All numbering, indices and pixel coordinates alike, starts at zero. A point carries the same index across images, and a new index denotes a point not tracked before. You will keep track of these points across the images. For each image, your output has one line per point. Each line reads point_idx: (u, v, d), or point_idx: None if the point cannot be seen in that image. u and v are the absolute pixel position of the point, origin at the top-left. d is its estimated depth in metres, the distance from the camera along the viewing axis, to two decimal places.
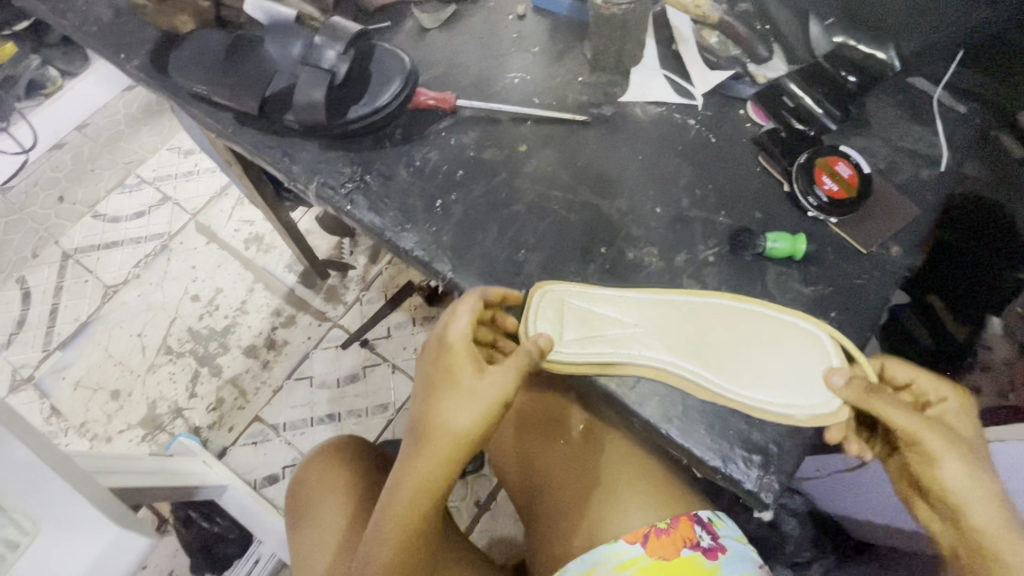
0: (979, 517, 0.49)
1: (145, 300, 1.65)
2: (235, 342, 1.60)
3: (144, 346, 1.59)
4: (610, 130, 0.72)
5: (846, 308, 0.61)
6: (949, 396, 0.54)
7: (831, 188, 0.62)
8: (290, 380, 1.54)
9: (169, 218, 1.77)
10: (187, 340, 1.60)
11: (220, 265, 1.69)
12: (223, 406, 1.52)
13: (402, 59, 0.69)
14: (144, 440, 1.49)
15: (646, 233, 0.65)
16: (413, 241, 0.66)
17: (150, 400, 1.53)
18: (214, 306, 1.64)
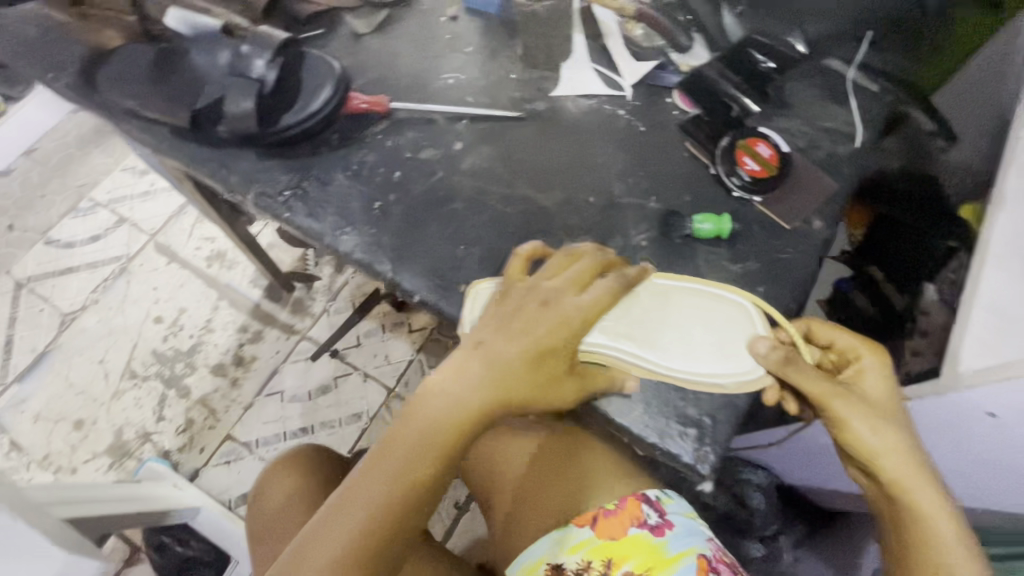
0: (895, 471, 0.53)
1: (106, 324, 1.61)
2: (201, 361, 1.56)
3: (107, 372, 1.55)
4: (544, 124, 0.73)
5: (771, 282, 0.63)
6: (866, 357, 0.56)
7: (752, 168, 0.66)
8: (261, 397, 1.52)
9: (126, 240, 1.73)
10: (152, 362, 1.56)
11: (183, 285, 1.66)
12: (194, 426, 1.49)
13: (330, 63, 0.70)
14: (111, 469, 1.44)
15: (580, 221, 0.67)
16: (354, 244, 0.67)
17: (116, 427, 1.49)
18: (177, 326, 1.61)
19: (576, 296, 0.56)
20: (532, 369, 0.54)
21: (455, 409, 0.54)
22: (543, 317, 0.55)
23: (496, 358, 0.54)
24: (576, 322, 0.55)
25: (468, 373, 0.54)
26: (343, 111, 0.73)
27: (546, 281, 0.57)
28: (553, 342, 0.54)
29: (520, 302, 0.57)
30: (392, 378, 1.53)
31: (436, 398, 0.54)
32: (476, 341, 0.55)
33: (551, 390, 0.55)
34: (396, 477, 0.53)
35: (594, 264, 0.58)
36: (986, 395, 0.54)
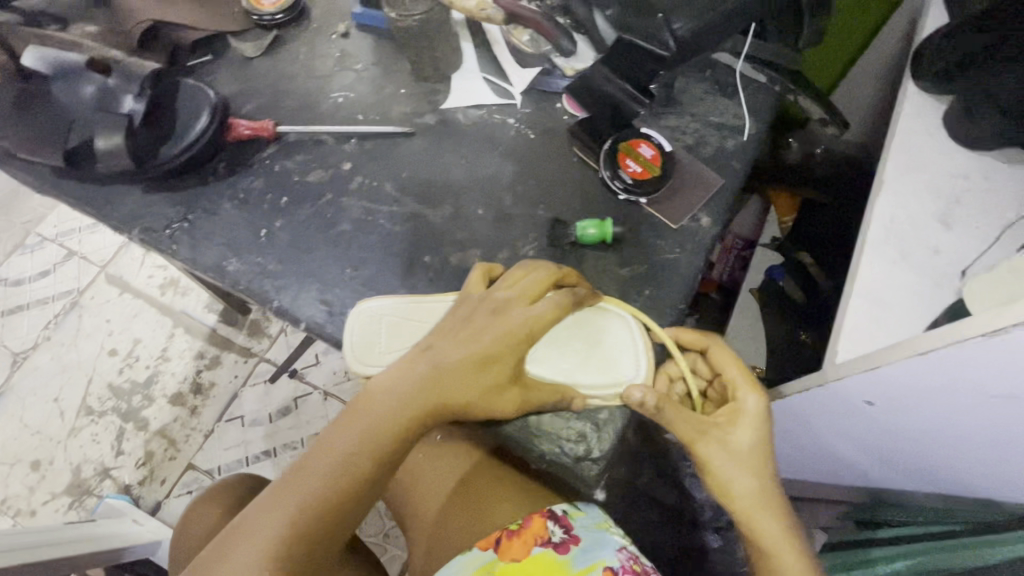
0: (765, 529, 0.49)
1: (62, 362, 1.36)
2: (160, 391, 1.33)
3: (63, 411, 1.32)
4: (435, 138, 0.72)
5: (658, 284, 0.63)
6: (745, 393, 0.53)
7: (634, 170, 0.65)
8: (222, 423, 1.31)
9: (73, 271, 1.46)
10: (108, 397, 1.32)
11: (136, 314, 1.41)
12: (153, 459, 1.27)
13: (207, 93, 0.69)
14: (67, 512, 1.22)
15: (469, 235, 0.66)
16: (242, 275, 0.66)
17: (74, 464, 1.27)
18: (132, 358, 1.36)
19: (526, 308, 0.53)
20: (477, 375, 0.50)
21: (393, 414, 0.48)
22: (494, 323, 0.52)
23: (443, 362, 0.50)
24: (523, 332, 0.51)
25: (412, 377, 0.49)
26: (228, 139, 0.71)
27: (501, 290, 0.54)
28: (501, 350, 0.51)
29: (471, 309, 0.53)
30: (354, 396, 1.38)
31: (375, 401, 0.49)
32: (423, 346, 0.51)
33: (492, 400, 0.51)
34: (324, 486, 0.46)
35: (546, 277, 0.55)
36: (856, 385, 0.52)
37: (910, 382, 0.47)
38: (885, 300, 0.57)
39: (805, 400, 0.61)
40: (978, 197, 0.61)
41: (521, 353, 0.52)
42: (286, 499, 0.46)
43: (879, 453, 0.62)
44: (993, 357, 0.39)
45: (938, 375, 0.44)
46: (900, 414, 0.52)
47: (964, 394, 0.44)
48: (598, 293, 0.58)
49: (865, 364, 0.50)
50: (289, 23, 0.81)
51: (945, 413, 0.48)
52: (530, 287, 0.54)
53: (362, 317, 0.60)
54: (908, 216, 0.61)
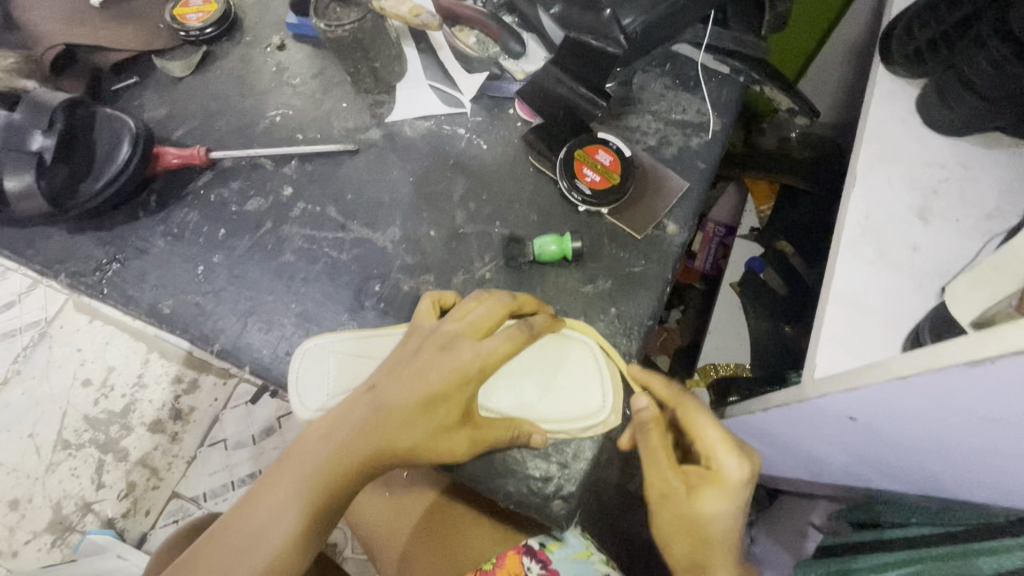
0: None
1: (31, 395, 1.20)
2: (138, 419, 1.18)
3: (38, 447, 1.16)
4: (380, 154, 0.68)
5: (625, 300, 0.59)
6: (719, 461, 0.46)
7: (593, 179, 0.61)
8: (205, 448, 1.15)
9: (42, 301, 1.28)
10: (86, 428, 1.17)
11: (109, 340, 1.24)
12: (136, 489, 1.12)
13: (125, 121, 0.63)
14: (53, 549, 1.09)
15: (421, 259, 0.62)
16: (180, 317, 0.61)
17: (54, 502, 1.13)
18: (108, 387, 1.20)
19: (475, 341, 0.47)
20: (421, 417, 0.45)
21: (330, 462, 0.44)
22: (439, 359, 0.46)
23: (386, 402, 0.46)
24: (473, 370, 0.46)
25: (351, 420, 0.46)
26: (157, 170, 0.66)
27: (451, 321, 0.49)
28: (447, 388, 0.46)
29: (418, 343, 0.49)
30: None
31: (312, 449, 0.45)
32: (369, 386, 0.47)
33: (440, 443, 0.46)
34: (255, 541, 0.43)
35: (501, 305, 0.50)
36: (837, 403, 0.49)
37: (891, 403, 0.43)
38: (865, 305, 0.53)
39: (788, 411, 0.58)
40: (957, 187, 0.58)
41: (473, 391, 0.47)
42: (216, 553, 0.43)
43: (864, 460, 0.59)
44: (978, 386, 0.35)
45: (922, 400, 0.40)
46: (882, 430, 0.49)
47: (948, 420, 0.40)
48: (558, 319, 0.53)
49: (845, 384, 0.46)
50: (220, 37, 0.75)
51: (931, 434, 0.44)
52: (485, 316, 0.49)
53: (307, 356, 0.56)
54: (886, 212, 0.57)
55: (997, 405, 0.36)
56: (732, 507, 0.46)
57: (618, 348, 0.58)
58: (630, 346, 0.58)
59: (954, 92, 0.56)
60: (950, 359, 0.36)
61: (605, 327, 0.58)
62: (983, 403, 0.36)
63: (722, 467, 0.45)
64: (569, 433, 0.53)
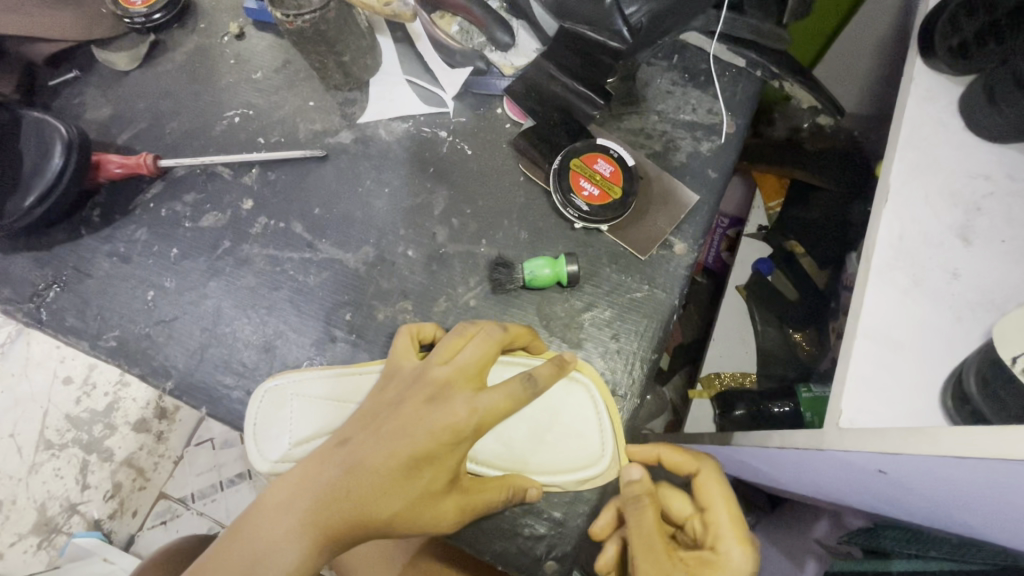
0: None
1: (11, 392, 1.01)
2: (120, 420, 1.02)
3: (21, 445, 0.99)
4: (352, 160, 0.60)
5: (626, 331, 0.53)
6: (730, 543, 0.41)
7: (591, 193, 0.54)
8: (190, 449, 1.00)
9: None
10: (69, 427, 1.00)
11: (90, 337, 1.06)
12: (121, 490, 0.97)
13: (55, 126, 0.55)
14: (38, 555, 0.94)
15: (399, 283, 0.55)
16: (127, 350, 0.55)
17: (43, 500, 0.97)
18: (90, 385, 1.03)
19: (471, 392, 0.40)
20: (404, 481, 0.38)
21: (291, 534, 0.36)
22: (428, 414, 0.39)
23: (361, 464, 0.37)
24: (468, 429, 0.39)
25: (318, 482, 0.37)
26: (100, 180, 0.59)
27: (438, 365, 0.41)
28: (436, 449, 0.38)
29: (402, 390, 0.41)
30: None
31: (272, 515, 0.36)
32: (338, 441, 0.39)
33: (424, 510, 0.39)
34: None
35: (495, 344, 0.43)
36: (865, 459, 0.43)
37: (932, 473, 0.37)
38: (896, 342, 0.47)
39: (800, 453, 0.52)
40: (1002, 202, 0.51)
41: (465, 449, 0.40)
42: None
43: (878, 498, 0.54)
44: None
45: (973, 479, 0.34)
46: (915, 488, 0.43)
47: (1005, 502, 0.34)
48: (564, 363, 0.45)
49: (880, 446, 0.40)
50: (170, 24, 0.67)
51: (975, 503, 0.38)
52: (481, 358, 0.42)
53: (266, 398, 0.50)
54: (923, 231, 0.50)
55: None
56: None
57: (620, 386, 0.52)
58: (632, 383, 0.52)
59: (1006, 92, 0.49)
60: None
61: (604, 362, 0.52)
62: None
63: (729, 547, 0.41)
64: (564, 488, 0.48)
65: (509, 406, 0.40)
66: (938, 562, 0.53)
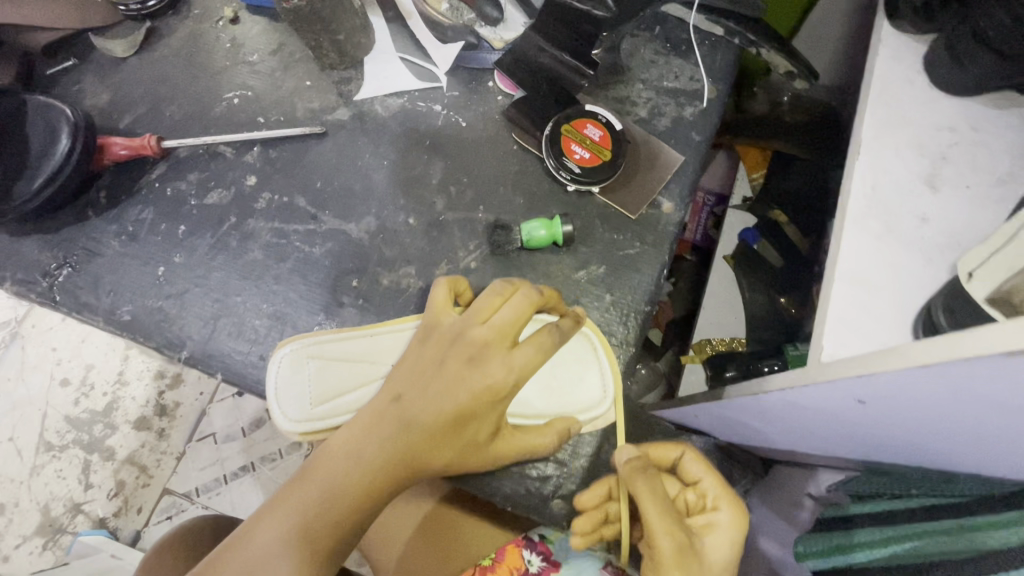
0: None
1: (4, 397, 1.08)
2: (120, 417, 1.06)
3: (20, 449, 1.04)
4: (351, 137, 0.62)
5: (619, 287, 0.56)
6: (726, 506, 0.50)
7: (582, 156, 0.56)
8: (194, 443, 1.04)
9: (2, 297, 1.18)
10: (69, 428, 1.04)
11: (83, 337, 1.11)
12: (126, 488, 1.01)
13: (61, 110, 0.56)
14: (45, 552, 0.98)
15: (401, 251, 0.57)
16: (141, 325, 0.57)
17: (42, 503, 1.01)
18: (88, 385, 1.07)
19: (507, 354, 0.43)
20: (452, 434, 0.42)
21: (357, 481, 0.41)
22: (468, 376, 0.42)
23: (414, 421, 0.42)
24: (505, 386, 0.42)
25: (377, 436, 0.42)
26: (105, 162, 0.60)
27: (477, 325, 0.43)
28: (476, 406, 0.42)
29: (443, 350, 0.43)
30: None
31: (341, 461, 0.41)
32: (390, 398, 0.43)
33: (470, 457, 0.44)
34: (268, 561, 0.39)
35: (527, 305, 0.44)
36: (844, 388, 0.46)
37: (904, 390, 0.41)
38: (871, 283, 0.51)
39: (788, 395, 0.55)
40: (966, 152, 0.54)
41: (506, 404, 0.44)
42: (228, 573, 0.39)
43: (862, 438, 0.57)
44: (1014, 376, 0.32)
45: (940, 388, 0.37)
46: (892, 413, 0.47)
47: (972, 408, 0.37)
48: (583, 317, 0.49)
49: (855, 371, 0.43)
50: (164, 10, 0.68)
51: (943, 419, 0.42)
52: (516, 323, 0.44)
53: (282, 364, 0.52)
54: (892, 181, 0.54)
55: None
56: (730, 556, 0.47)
57: (615, 336, 0.55)
58: (627, 334, 0.55)
59: (965, 48, 0.53)
60: (983, 346, 0.32)
61: (601, 316, 0.55)
62: (1004, 393, 0.34)
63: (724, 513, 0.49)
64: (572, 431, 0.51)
65: (540, 359, 0.43)
66: (919, 498, 0.57)
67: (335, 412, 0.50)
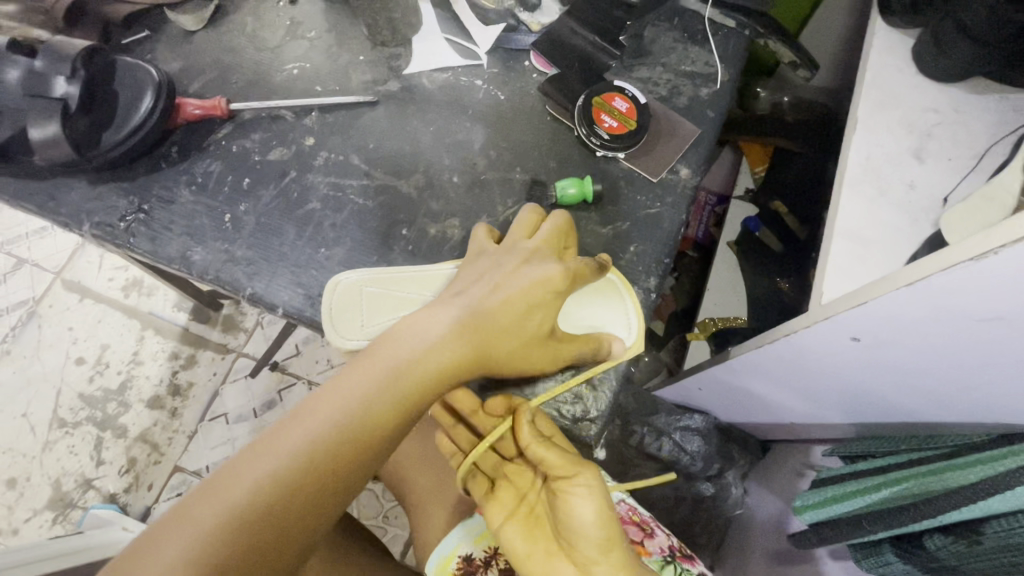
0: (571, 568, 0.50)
1: (25, 373, 1.33)
2: (136, 397, 1.32)
3: (34, 425, 1.29)
4: (400, 107, 0.69)
5: (642, 240, 0.63)
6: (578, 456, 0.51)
7: (611, 124, 0.64)
8: (206, 422, 1.30)
9: (30, 282, 1.41)
10: (83, 405, 1.30)
11: (102, 320, 1.38)
12: (138, 463, 1.26)
13: (149, 72, 0.64)
14: (55, 524, 1.21)
15: (445, 205, 0.64)
16: (208, 266, 0.63)
17: (53, 478, 1.25)
18: (103, 364, 1.34)
19: (557, 261, 0.52)
20: (519, 321, 0.49)
21: (429, 355, 0.46)
22: (526, 272, 0.51)
23: (481, 307, 0.49)
24: (561, 282, 0.51)
25: (449, 318, 0.48)
26: (178, 121, 0.67)
27: (526, 240, 0.53)
28: (538, 298, 0.50)
29: (499, 259, 0.52)
30: None
31: (411, 338, 0.47)
32: (454, 294, 0.50)
33: (530, 348, 0.51)
34: (338, 417, 0.42)
35: (566, 224, 0.55)
36: (842, 323, 0.53)
37: (896, 315, 0.48)
38: (867, 238, 0.57)
39: (793, 342, 0.62)
40: (949, 130, 0.62)
41: (559, 303, 0.52)
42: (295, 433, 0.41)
43: (857, 389, 0.64)
44: (983, 285, 0.39)
45: (924, 307, 0.45)
46: (885, 348, 0.53)
47: (951, 325, 0.44)
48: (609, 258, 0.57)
49: (854, 301, 0.50)
50: None
51: (930, 343, 0.48)
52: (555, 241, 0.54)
53: (339, 291, 0.57)
54: (885, 152, 0.61)
55: (996, 299, 0.40)
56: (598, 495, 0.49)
57: (638, 284, 0.62)
58: (648, 283, 0.62)
59: (947, 38, 0.61)
60: (959, 255, 0.39)
61: (626, 265, 0.62)
62: (979, 300, 0.41)
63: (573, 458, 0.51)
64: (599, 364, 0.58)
65: (585, 270, 0.53)
66: (908, 452, 0.64)
67: None
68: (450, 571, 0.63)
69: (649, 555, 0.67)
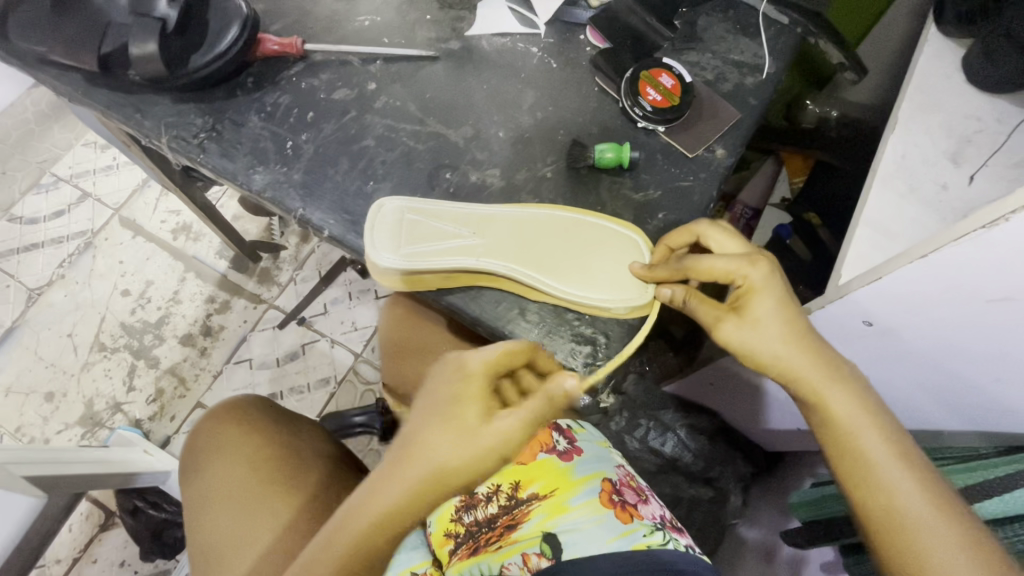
0: (798, 363, 0.49)
1: (76, 297, 1.43)
2: (171, 332, 1.40)
3: (76, 345, 1.39)
4: (458, 64, 0.74)
5: (672, 210, 0.65)
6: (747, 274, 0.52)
7: (655, 98, 0.67)
8: (230, 365, 1.38)
9: (91, 215, 1.52)
10: (123, 334, 1.40)
11: (149, 258, 1.47)
12: (165, 395, 1.34)
13: (238, 6, 0.70)
14: (83, 439, 1.30)
15: (489, 156, 0.68)
16: (265, 189, 0.68)
17: (86, 398, 1.34)
18: (145, 299, 1.43)
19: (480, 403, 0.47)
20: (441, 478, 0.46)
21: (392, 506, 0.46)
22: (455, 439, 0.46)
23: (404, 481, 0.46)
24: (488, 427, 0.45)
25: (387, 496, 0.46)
26: (256, 55, 0.73)
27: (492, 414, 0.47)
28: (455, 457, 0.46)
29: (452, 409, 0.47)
30: (361, 344, 1.39)
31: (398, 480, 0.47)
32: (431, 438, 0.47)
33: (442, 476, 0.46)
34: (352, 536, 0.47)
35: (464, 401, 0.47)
36: (856, 304, 0.55)
37: (910, 293, 0.49)
38: (892, 231, 0.59)
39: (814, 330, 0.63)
40: (989, 138, 0.63)
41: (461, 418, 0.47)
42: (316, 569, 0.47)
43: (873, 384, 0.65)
44: (994, 254, 0.41)
45: (936, 283, 0.46)
46: (894, 334, 0.55)
47: (958, 303, 0.46)
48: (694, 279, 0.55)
49: (873, 275, 0.51)
50: None
51: (941, 326, 0.50)
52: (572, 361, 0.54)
53: (383, 214, 0.62)
54: (922, 153, 0.62)
55: (1004, 273, 0.41)
56: (777, 291, 0.51)
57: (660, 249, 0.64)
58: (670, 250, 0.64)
59: (998, 47, 0.62)
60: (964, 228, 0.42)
61: (654, 231, 0.65)
62: (988, 275, 0.42)
63: (750, 275, 0.51)
64: (615, 313, 0.59)
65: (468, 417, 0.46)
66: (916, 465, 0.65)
67: (417, 261, 0.59)
68: (452, 503, 0.67)
69: (641, 518, 0.62)
